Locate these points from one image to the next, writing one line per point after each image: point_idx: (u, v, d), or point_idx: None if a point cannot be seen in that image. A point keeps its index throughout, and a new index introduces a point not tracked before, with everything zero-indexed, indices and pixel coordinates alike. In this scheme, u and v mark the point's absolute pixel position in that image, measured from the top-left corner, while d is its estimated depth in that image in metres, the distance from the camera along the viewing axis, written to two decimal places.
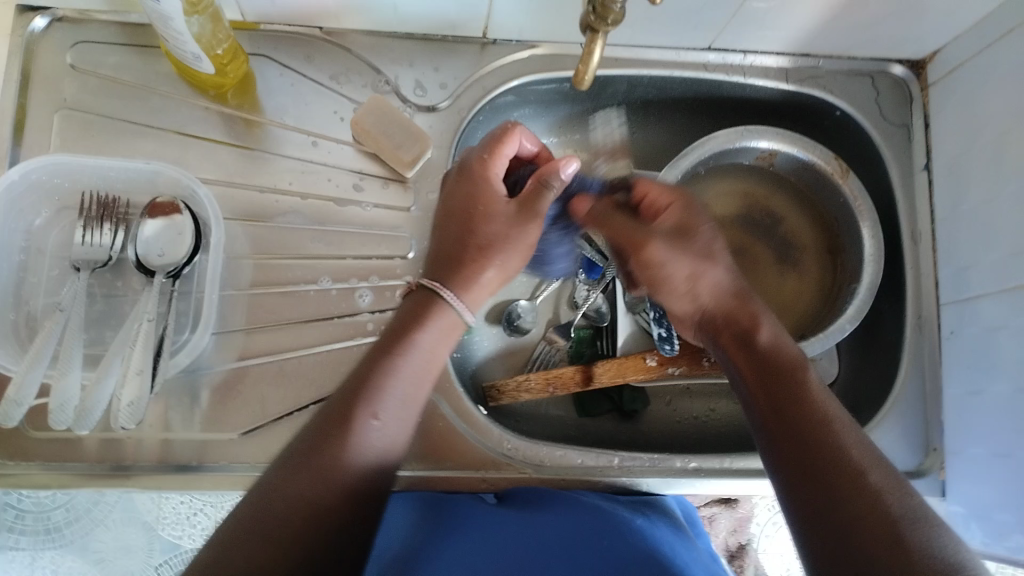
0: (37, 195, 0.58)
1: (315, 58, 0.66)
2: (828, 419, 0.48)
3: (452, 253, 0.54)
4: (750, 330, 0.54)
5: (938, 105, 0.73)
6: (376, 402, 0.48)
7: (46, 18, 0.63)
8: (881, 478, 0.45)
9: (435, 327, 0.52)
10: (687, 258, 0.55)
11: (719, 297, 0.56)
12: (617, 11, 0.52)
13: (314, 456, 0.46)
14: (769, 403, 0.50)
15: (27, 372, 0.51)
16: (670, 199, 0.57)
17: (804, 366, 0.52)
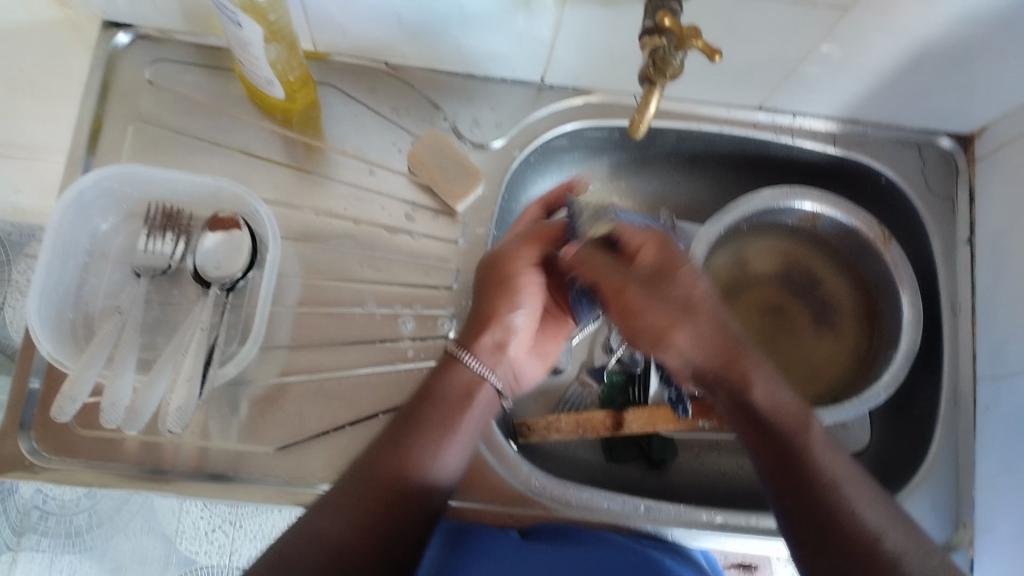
0: (105, 201, 0.60)
1: (378, 91, 0.69)
2: (838, 485, 0.49)
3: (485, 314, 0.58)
4: (741, 392, 0.50)
5: (985, 180, 0.73)
6: (411, 448, 0.53)
7: (129, 34, 0.66)
8: (896, 545, 0.47)
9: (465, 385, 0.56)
10: (665, 304, 0.49)
11: (706, 354, 0.50)
12: (676, 65, 0.55)
13: (353, 497, 0.50)
14: (775, 468, 0.51)
15: (81, 371, 0.53)
16: (646, 240, 0.52)
17: (806, 429, 0.51)
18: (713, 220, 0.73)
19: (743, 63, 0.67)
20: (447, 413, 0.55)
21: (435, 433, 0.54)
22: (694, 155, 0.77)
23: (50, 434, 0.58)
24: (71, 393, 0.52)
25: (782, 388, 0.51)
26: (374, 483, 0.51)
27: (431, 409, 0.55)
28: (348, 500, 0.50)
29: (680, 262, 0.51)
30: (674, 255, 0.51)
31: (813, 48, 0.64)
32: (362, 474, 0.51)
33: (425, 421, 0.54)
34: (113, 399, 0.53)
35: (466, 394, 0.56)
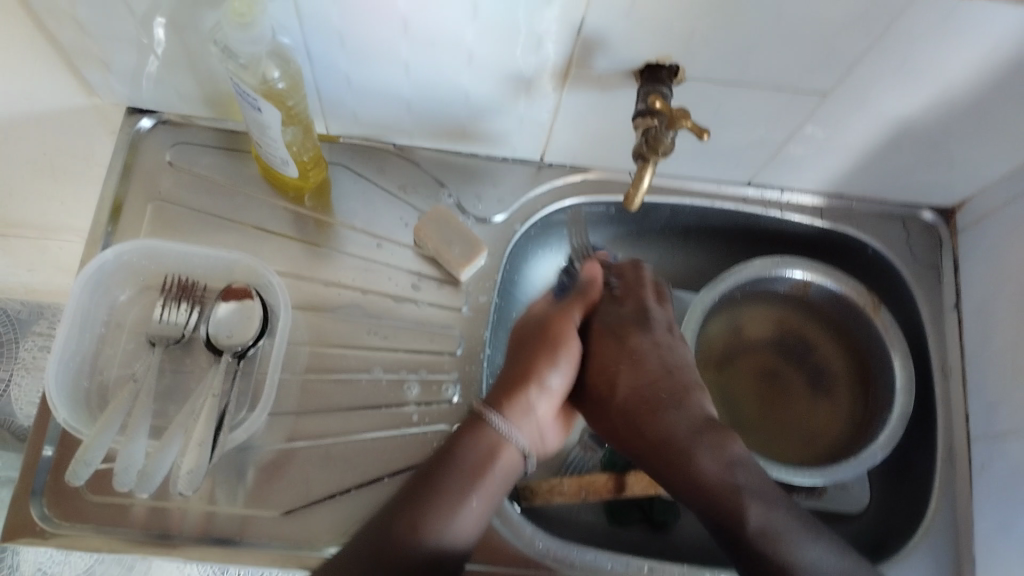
0: (125, 273, 0.63)
1: (386, 170, 0.73)
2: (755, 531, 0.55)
3: (515, 376, 0.61)
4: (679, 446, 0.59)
5: (967, 250, 0.77)
6: (428, 505, 0.53)
7: (152, 119, 0.70)
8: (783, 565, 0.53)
9: (485, 443, 0.57)
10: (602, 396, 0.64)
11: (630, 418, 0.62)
12: (668, 142, 0.58)
13: (370, 553, 0.51)
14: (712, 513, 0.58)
15: (96, 436, 0.54)
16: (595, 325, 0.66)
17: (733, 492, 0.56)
18: (706, 289, 0.76)
19: (731, 143, 0.71)
20: (470, 469, 0.56)
21: (456, 487, 0.55)
22: (687, 228, 0.81)
23: (60, 500, 0.59)
24: (87, 456, 0.53)
25: (729, 464, 0.58)
26: (393, 537, 0.52)
27: (449, 466, 0.55)
28: (367, 556, 0.51)
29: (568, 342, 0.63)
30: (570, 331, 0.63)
31: (796, 129, 0.68)
32: (383, 529, 0.52)
33: (443, 478, 0.55)
34: (126, 463, 0.54)
35: (490, 452, 0.57)
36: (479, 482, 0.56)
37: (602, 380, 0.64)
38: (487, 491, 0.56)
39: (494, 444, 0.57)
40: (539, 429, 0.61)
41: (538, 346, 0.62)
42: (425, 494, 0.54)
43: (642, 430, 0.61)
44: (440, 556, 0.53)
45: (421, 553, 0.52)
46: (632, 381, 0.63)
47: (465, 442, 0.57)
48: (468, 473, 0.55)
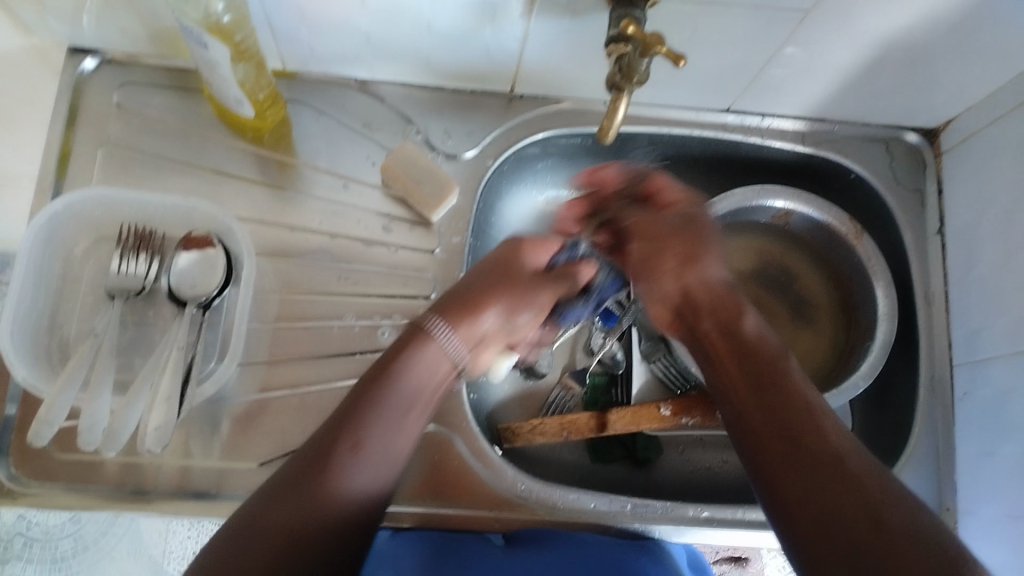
0: (77, 225, 0.60)
1: (349, 107, 0.69)
2: (812, 414, 0.45)
3: (466, 299, 0.56)
4: (736, 320, 0.52)
5: (950, 172, 0.75)
6: (367, 434, 0.48)
7: (97, 59, 0.66)
8: (861, 463, 0.42)
9: (429, 356, 0.53)
10: (680, 238, 0.57)
11: (708, 287, 0.54)
12: (643, 71, 0.55)
13: (298, 482, 0.45)
14: (758, 419, 0.46)
15: (57, 395, 0.52)
16: (679, 197, 0.61)
17: (784, 361, 0.49)
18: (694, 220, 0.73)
19: (710, 68, 0.68)
20: (407, 392, 0.51)
21: (388, 415, 0.49)
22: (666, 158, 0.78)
23: (27, 458, 0.57)
24: (48, 417, 0.51)
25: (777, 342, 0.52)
26: (323, 466, 0.46)
27: (388, 386, 0.50)
28: (289, 489, 0.44)
29: (699, 215, 0.59)
30: (699, 210, 0.60)
31: (777, 50, 0.65)
32: (313, 454, 0.46)
33: (379, 403, 0.49)
34: (90, 422, 0.52)
35: (433, 371, 0.53)
36: (412, 409, 0.51)
37: (670, 220, 0.59)
38: (418, 421, 0.51)
39: (437, 361, 0.53)
40: (478, 355, 0.58)
41: (494, 279, 0.58)
42: (356, 421, 0.48)
43: (718, 307, 0.53)
44: (372, 492, 0.48)
45: (355, 478, 0.46)
46: (718, 265, 0.55)
47: (415, 358, 0.52)
48: (406, 387, 0.51)
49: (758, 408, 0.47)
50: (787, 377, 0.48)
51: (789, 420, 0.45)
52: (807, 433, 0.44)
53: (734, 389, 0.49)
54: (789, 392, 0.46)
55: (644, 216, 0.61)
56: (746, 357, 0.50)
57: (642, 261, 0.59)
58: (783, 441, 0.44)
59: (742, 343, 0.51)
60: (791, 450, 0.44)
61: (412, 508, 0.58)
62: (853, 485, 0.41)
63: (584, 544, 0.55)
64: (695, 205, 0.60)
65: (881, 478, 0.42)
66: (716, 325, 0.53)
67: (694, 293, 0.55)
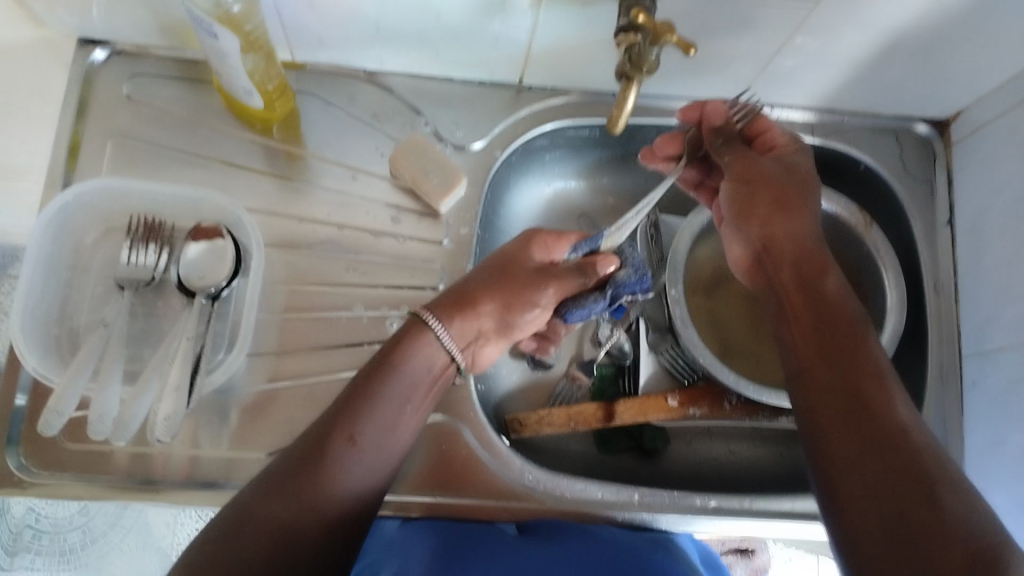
0: (87, 216, 0.60)
1: (357, 99, 0.69)
2: (880, 381, 0.48)
3: (461, 296, 0.57)
4: (817, 276, 0.54)
5: (960, 163, 0.74)
6: (359, 429, 0.49)
7: (106, 51, 0.66)
8: (922, 439, 0.44)
9: (422, 354, 0.53)
10: (778, 184, 0.57)
11: (794, 243, 0.56)
12: (652, 60, 0.55)
13: (285, 479, 0.46)
14: (821, 384, 0.49)
15: (68, 385, 0.52)
16: (788, 142, 0.61)
17: (862, 326, 0.51)
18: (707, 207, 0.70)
19: (718, 58, 0.68)
20: (399, 390, 0.52)
21: (380, 411, 0.50)
22: None
23: (38, 449, 0.58)
24: (59, 407, 0.51)
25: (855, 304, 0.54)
26: (309, 462, 0.46)
27: (385, 384, 0.51)
28: (281, 485, 0.46)
29: (808, 170, 0.59)
30: (809, 172, 0.59)
31: (787, 40, 0.64)
32: (301, 452, 0.47)
33: (370, 400, 0.50)
34: (100, 412, 0.52)
35: (427, 372, 0.54)
36: (406, 405, 0.52)
37: (777, 167, 0.58)
38: (410, 420, 0.52)
39: (432, 354, 0.54)
40: (474, 348, 0.58)
41: (490, 276, 0.58)
42: (350, 416, 0.49)
43: (804, 268, 0.55)
44: (360, 494, 0.48)
45: (343, 475, 0.47)
46: (809, 229, 0.56)
47: (410, 358, 0.53)
48: (400, 384, 0.52)
49: (826, 371, 0.49)
50: (859, 344, 0.50)
51: (855, 388, 0.47)
52: (870, 402, 0.46)
53: (802, 351, 0.52)
54: (856, 359, 0.49)
55: (732, 155, 0.60)
56: (822, 316, 0.52)
57: (731, 197, 0.59)
58: (844, 408, 0.47)
59: (823, 302, 0.52)
60: (858, 418, 0.46)
61: (420, 497, 0.58)
62: (910, 459, 0.43)
63: (596, 536, 0.55)
64: (799, 153, 0.60)
65: (938, 453, 0.44)
66: (795, 279, 0.55)
67: (776, 244, 0.56)
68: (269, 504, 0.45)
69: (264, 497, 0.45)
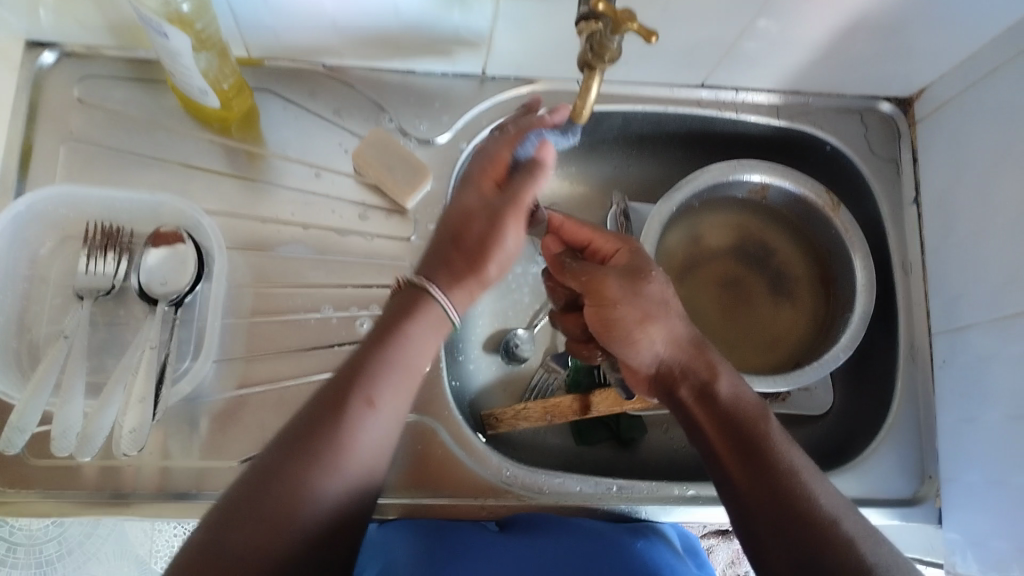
0: (43, 224, 0.59)
1: (319, 94, 0.68)
2: (794, 470, 0.48)
3: (449, 251, 0.59)
4: (709, 381, 0.53)
5: (925, 141, 0.75)
6: (375, 392, 0.51)
7: (55, 53, 0.64)
8: (851, 526, 0.46)
9: (422, 322, 0.55)
10: (639, 299, 0.55)
11: (678, 349, 0.55)
12: (614, 49, 0.53)
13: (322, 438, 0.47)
14: (746, 479, 0.49)
15: (29, 400, 0.51)
16: (618, 245, 0.59)
17: (765, 418, 0.52)
18: (665, 198, 0.73)
19: (681, 43, 0.67)
20: (408, 355, 0.54)
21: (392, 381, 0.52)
22: (641, 136, 0.78)
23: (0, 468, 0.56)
24: (19, 423, 0.50)
25: (753, 397, 0.54)
26: (332, 422, 0.48)
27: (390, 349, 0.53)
28: (296, 446, 0.47)
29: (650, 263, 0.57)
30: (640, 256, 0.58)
31: (749, 23, 0.64)
32: (317, 415, 0.49)
33: (380, 361, 0.52)
34: (63, 427, 0.51)
35: (430, 332, 0.56)
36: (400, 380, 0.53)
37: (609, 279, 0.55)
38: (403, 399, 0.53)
39: (435, 325, 0.56)
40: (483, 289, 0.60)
41: (471, 223, 0.59)
42: (362, 380, 0.51)
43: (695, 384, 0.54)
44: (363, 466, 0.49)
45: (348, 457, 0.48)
46: (673, 334, 0.55)
47: (409, 325, 0.55)
48: (402, 353, 0.53)
49: (747, 477, 0.49)
50: (768, 438, 0.50)
51: (781, 488, 0.48)
52: (794, 494, 0.47)
53: (726, 463, 0.51)
54: (770, 450, 0.50)
55: (594, 274, 0.56)
56: (727, 424, 0.51)
57: (597, 318, 0.56)
58: (772, 514, 0.47)
59: (723, 412, 0.52)
60: (782, 520, 0.47)
61: (399, 499, 0.58)
62: (840, 550, 0.45)
63: (578, 527, 0.56)
64: (632, 254, 0.58)
65: (868, 540, 0.45)
66: (693, 391, 0.54)
67: (669, 369, 0.55)
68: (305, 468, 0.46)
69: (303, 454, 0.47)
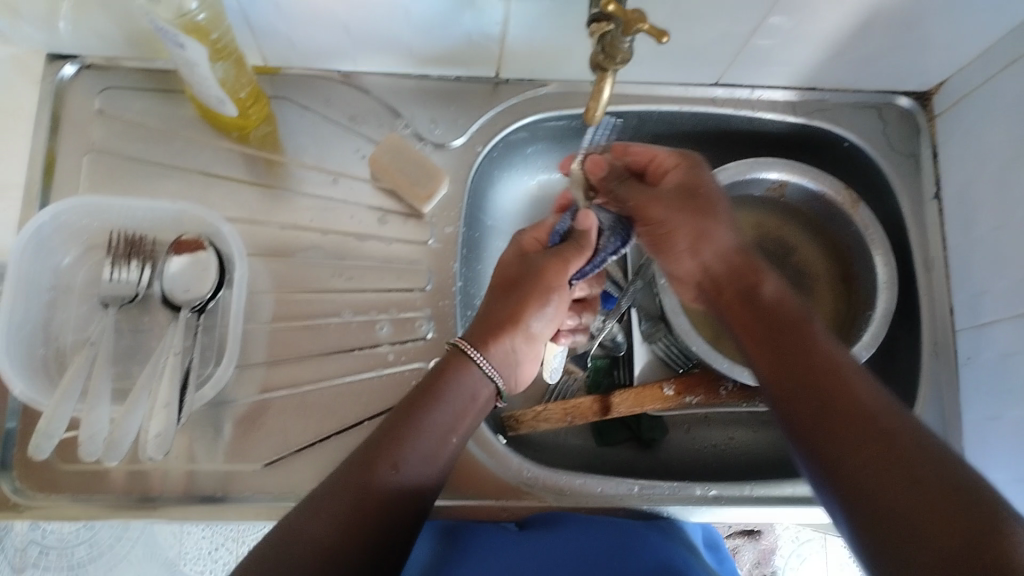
0: (68, 233, 0.60)
1: (334, 101, 0.68)
2: (834, 367, 0.50)
3: (490, 320, 0.57)
4: (752, 288, 0.57)
5: (945, 135, 0.74)
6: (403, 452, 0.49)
7: (75, 65, 0.65)
8: (889, 416, 0.46)
9: (460, 387, 0.54)
10: (686, 215, 0.59)
11: (720, 257, 0.59)
12: (626, 50, 0.53)
13: (370, 509, 0.47)
14: (778, 376, 0.52)
15: (57, 406, 0.51)
16: (676, 161, 0.62)
17: (807, 320, 0.54)
18: None
19: (695, 42, 0.67)
20: (447, 416, 0.52)
21: (427, 437, 0.51)
22: (657, 135, 0.78)
23: (30, 472, 0.57)
24: (47, 429, 0.51)
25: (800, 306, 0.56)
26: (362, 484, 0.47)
27: (426, 412, 0.52)
28: (335, 495, 0.47)
29: (702, 179, 0.60)
30: (698, 174, 0.60)
31: (762, 20, 0.64)
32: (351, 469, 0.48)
33: (419, 424, 0.51)
34: (90, 432, 0.51)
35: (469, 401, 0.54)
36: (441, 440, 0.52)
37: (670, 183, 0.61)
38: (442, 456, 0.52)
39: (469, 392, 0.54)
40: (514, 375, 0.60)
41: (524, 291, 0.58)
42: (394, 441, 0.50)
43: (745, 298, 0.57)
44: (400, 513, 0.48)
45: (383, 504, 0.47)
46: (713, 250, 0.59)
47: (450, 389, 0.53)
48: (439, 416, 0.52)
49: (783, 372, 0.52)
50: (812, 338, 0.53)
51: (818, 378, 0.50)
52: (835, 391, 0.48)
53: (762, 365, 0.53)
54: (811, 352, 0.51)
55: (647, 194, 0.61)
56: (769, 321, 0.55)
57: (649, 229, 0.62)
58: (810, 404, 0.49)
59: (765, 312, 0.55)
60: (819, 413, 0.48)
61: None
62: (879, 433, 0.45)
63: (593, 521, 0.56)
64: (690, 170, 0.61)
65: (917, 432, 0.45)
66: (737, 293, 0.57)
67: (712, 270, 0.59)
68: (341, 516, 0.46)
69: (350, 521, 0.46)
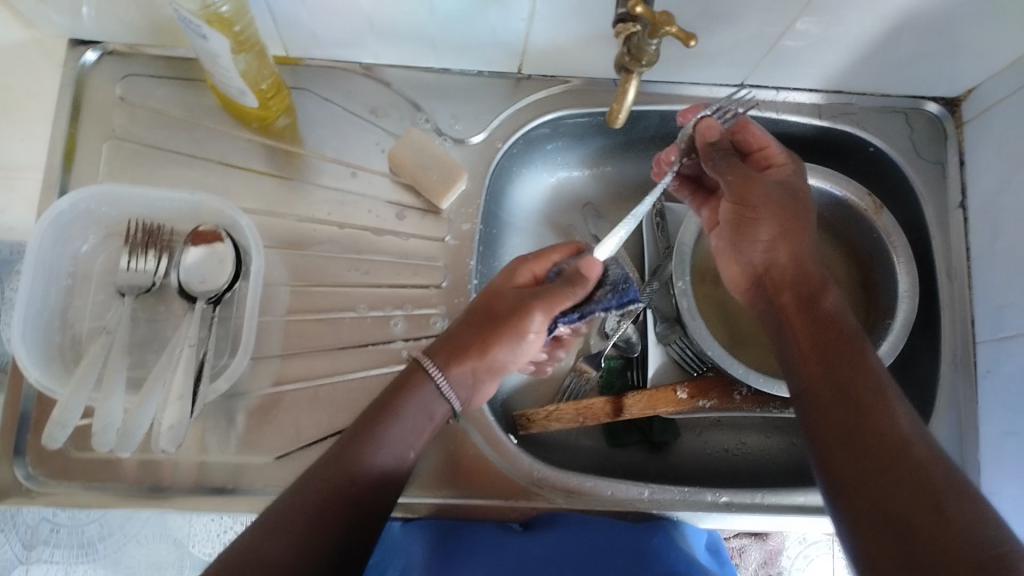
0: (86, 221, 0.60)
1: (355, 93, 0.68)
2: (875, 392, 0.49)
3: (459, 343, 0.56)
4: (816, 295, 0.56)
5: (972, 143, 0.73)
6: (368, 451, 0.51)
7: (97, 51, 0.65)
8: (925, 450, 0.46)
9: (421, 396, 0.54)
10: (771, 214, 0.58)
11: (793, 260, 0.58)
12: (652, 53, 0.53)
13: (337, 509, 0.48)
14: (820, 387, 0.51)
15: (71, 395, 0.52)
16: (785, 161, 0.62)
17: (862, 338, 0.53)
18: None
19: (721, 43, 0.66)
20: (413, 419, 0.54)
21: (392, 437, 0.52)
22: None
23: (44, 459, 0.58)
24: (62, 418, 0.51)
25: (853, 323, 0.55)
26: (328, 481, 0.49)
27: (393, 414, 0.53)
28: (302, 495, 0.48)
29: (800, 187, 0.60)
30: (796, 181, 0.61)
31: (790, 23, 0.63)
32: (319, 469, 0.50)
33: (386, 427, 0.52)
34: (104, 422, 0.52)
35: (433, 405, 0.55)
36: (406, 442, 0.53)
37: (756, 183, 0.59)
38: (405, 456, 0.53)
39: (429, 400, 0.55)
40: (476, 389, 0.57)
41: (488, 323, 0.56)
42: (361, 442, 0.51)
43: (808, 300, 0.56)
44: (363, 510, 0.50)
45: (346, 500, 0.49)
46: (788, 249, 0.58)
47: (416, 392, 0.55)
48: (404, 418, 0.53)
49: (824, 384, 0.51)
50: (857, 356, 0.52)
51: (860, 400, 0.49)
52: (869, 413, 0.48)
53: (802, 367, 0.53)
54: (853, 370, 0.51)
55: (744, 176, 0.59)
56: (820, 333, 0.53)
57: (734, 215, 0.60)
58: (842, 425, 0.49)
59: (822, 320, 0.54)
60: (852, 432, 0.48)
61: (429, 498, 0.59)
62: (910, 467, 0.45)
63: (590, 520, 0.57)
64: (794, 173, 0.61)
65: (944, 465, 0.45)
66: (796, 299, 0.56)
67: (774, 270, 0.58)
68: (306, 515, 0.47)
69: (312, 527, 0.47)
